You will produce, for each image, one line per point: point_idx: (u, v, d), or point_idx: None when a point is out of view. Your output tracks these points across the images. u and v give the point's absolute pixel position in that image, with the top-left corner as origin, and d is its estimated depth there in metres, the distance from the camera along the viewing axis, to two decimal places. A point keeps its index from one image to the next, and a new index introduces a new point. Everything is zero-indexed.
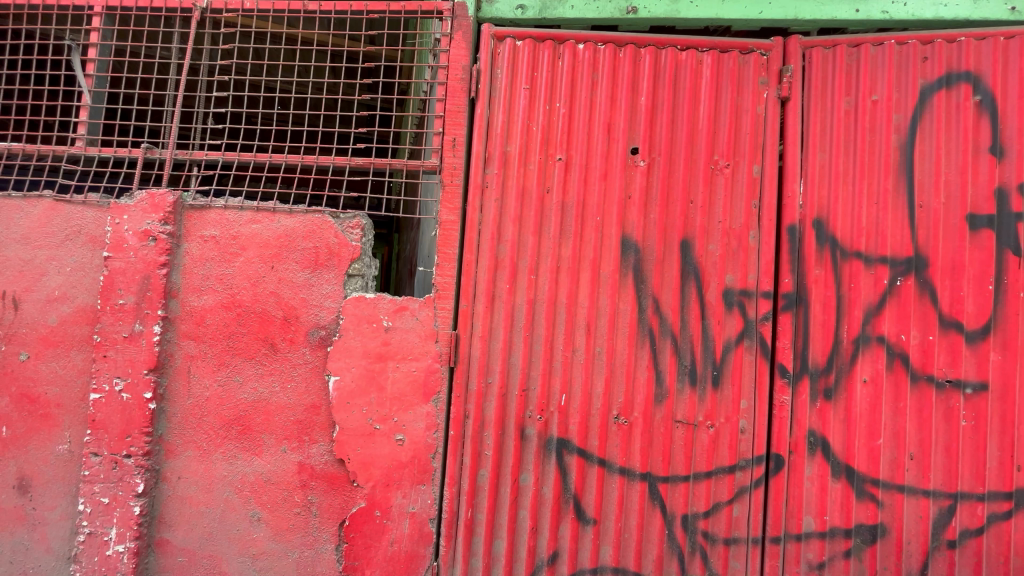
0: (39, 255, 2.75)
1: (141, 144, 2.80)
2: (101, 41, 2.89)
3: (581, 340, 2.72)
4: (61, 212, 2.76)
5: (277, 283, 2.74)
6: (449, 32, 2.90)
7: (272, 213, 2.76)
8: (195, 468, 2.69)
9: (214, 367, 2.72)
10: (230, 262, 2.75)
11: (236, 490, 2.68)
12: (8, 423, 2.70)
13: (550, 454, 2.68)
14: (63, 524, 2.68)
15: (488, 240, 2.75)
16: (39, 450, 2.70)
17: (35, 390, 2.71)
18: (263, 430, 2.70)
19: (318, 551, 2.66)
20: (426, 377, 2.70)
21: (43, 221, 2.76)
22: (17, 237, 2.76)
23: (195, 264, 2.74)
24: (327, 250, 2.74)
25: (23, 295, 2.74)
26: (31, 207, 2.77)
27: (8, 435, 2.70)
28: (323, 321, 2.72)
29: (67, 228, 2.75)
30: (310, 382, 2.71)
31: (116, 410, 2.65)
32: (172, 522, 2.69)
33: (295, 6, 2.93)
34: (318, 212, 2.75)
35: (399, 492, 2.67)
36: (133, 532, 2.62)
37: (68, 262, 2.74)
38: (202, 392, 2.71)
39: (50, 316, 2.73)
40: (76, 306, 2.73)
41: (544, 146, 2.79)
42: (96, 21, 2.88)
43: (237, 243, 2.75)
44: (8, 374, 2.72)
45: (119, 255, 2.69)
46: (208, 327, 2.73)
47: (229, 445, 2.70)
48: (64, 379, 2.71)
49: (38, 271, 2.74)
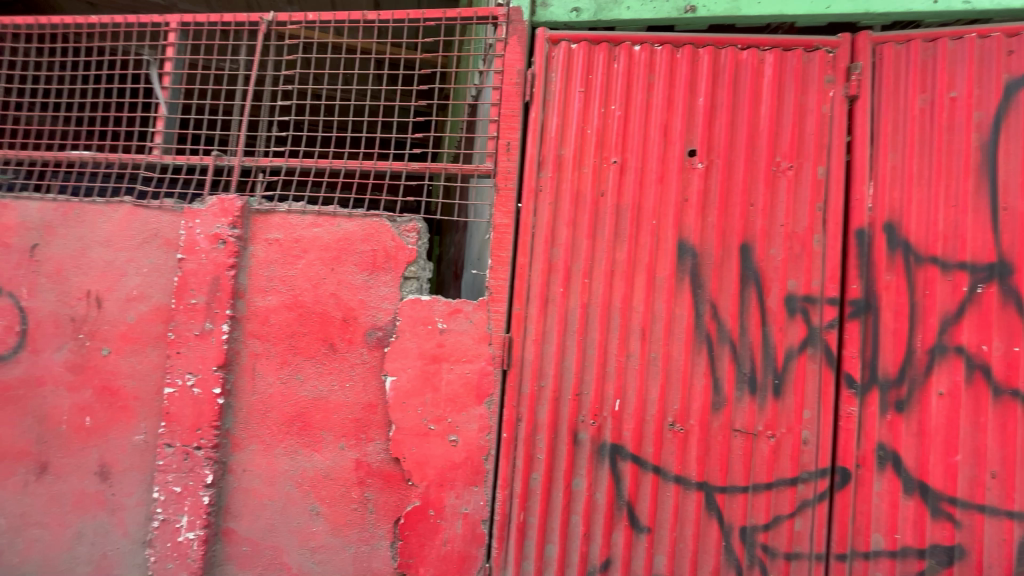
0: (119, 256, 2.93)
1: (211, 151, 2.92)
2: (176, 55, 3.07)
3: (635, 345, 2.68)
4: (139, 216, 2.93)
5: (337, 284, 2.82)
6: (504, 37, 2.93)
7: (332, 217, 2.85)
8: (259, 461, 2.80)
9: (277, 365, 2.82)
10: (292, 264, 2.85)
11: (297, 484, 2.78)
12: (90, 413, 2.89)
13: (603, 460, 2.66)
14: (139, 509, 2.84)
15: (542, 244, 2.75)
16: (118, 440, 2.87)
17: (115, 383, 2.89)
18: (322, 427, 2.79)
19: (373, 548, 2.73)
20: (479, 380, 2.73)
21: (123, 225, 2.94)
22: (99, 240, 2.94)
23: (259, 266, 2.86)
24: (384, 253, 2.81)
25: (105, 294, 2.92)
26: (113, 212, 2.95)
27: (90, 425, 2.89)
28: (380, 322, 2.79)
29: (145, 231, 2.92)
30: (367, 382, 2.78)
31: (188, 404, 2.79)
32: (237, 512, 2.80)
33: (355, 16, 3.00)
34: (376, 216, 2.82)
35: (453, 492, 2.71)
36: (202, 520, 2.74)
37: (145, 263, 2.91)
38: (266, 389, 2.82)
39: (129, 314, 2.90)
40: (153, 305, 2.89)
41: (599, 149, 2.77)
42: (172, 37, 3.05)
43: (299, 246, 2.85)
44: (90, 369, 2.90)
45: (192, 257, 2.83)
46: (271, 326, 2.84)
47: (290, 440, 2.80)
48: (141, 373, 2.88)
49: (118, 271, 2.92)
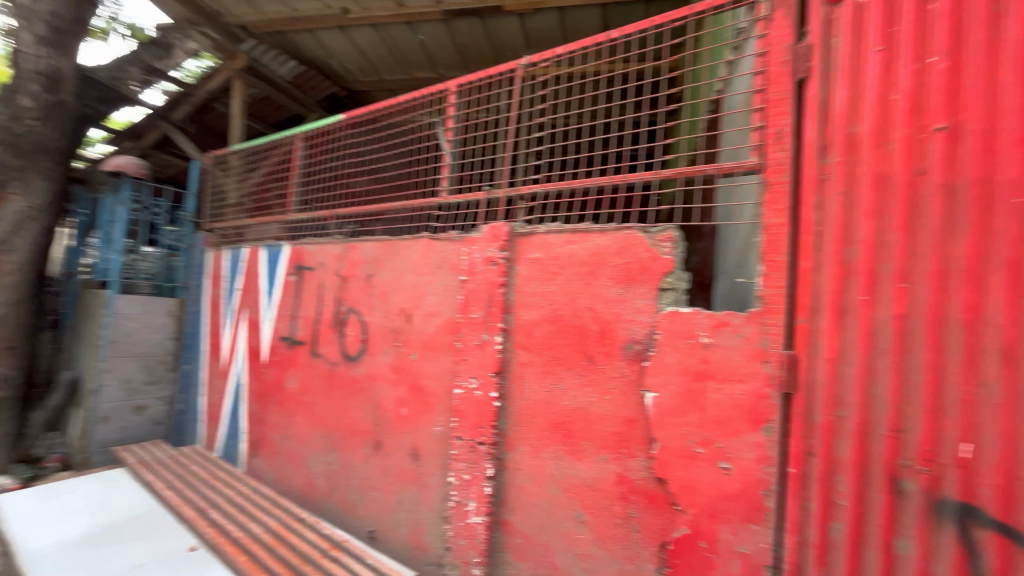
0: (422, 280, 3.59)
1: (483, 186, 3.43)
2: (456, 113, 3.68)
3: (994, 370, 1.91)
4: (435, 248, 3.55)
5: (593, 299, 2.91)
6: (765, 15, 2.62)
7: (586, 233, 2.97)
8: (529, 463, 3.06)
9: (541, 374, 3.06)
10: (552, 281, 3.07)
11: (563, 489, 2.93)
12: (405, 405, 3.57)
13: (945, 521, 1.96)
14: (439, 489, 3.37)
15: (832, 244, 2.29)
16: (424, 429, 3.48)
17: (422, 382, 3.52)
18: (584, 436, 2.88)
19: (639, 569, 2.65)
20: (754, 402, 2.41)
21: (423, 256, 3.61)
22: (409, 267, 3.66)
23: (524, 284, 3.16)
24: (639, 265, 2.77)
25: (413, 310, 3.61)
26: (416, 245, 3.65)
27: (405, 415, 3.58)
28: (637, 335, 2.75)
29: (439, 259, 3.53)
30: (627, 396, 2.76)
31: (472, 405, 3.24)
32: (513, 506, 3.10)
33: (600, 39, 3.07)
34: (629, 229, 2.81)
35: (727, 527, 2.43)
36: (486, 508, 3.12)
37: (440, 285, 3.51)
38: (532, 396, 3.08)
39: (429, 326, 3.52)
40: (445, 319, 3.45)
41: (914, 117, 2.13)
42: (452, 99, 3.68)
43: (557, 263, 3.05)
44: (405, 369, 3.60)
45: (472, 278, 3.32)
46: (535, 338, 3.09)
47: (555, 446, 2.97)
48: (438, 375, 3.45)
49: (422, 292, 3.59)
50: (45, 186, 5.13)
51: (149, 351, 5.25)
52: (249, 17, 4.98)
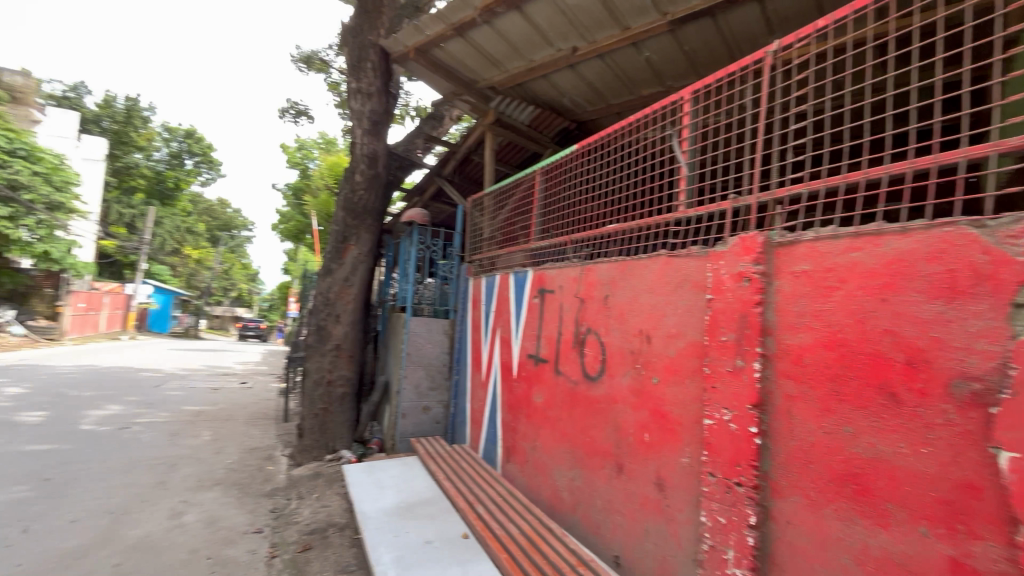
0: (660, 300, 3.23)
1: (728, 195, 2.90)
2: (692, 121, 3.34)
3: None
4: (674, 265, 3.17)
5: (894, 318, 2.02)
6: None
7: (878, 235, 2.12)
8: (805, 518, 2.28)
9: (818, 411, 2.25)
10: (827, 297, 2.26)
11: (860, 562, 2.07)
12: (648, 431, 3.19)
13: None
14: (689, 527, 2.84)
15: None
16: (669, 459, 3.02)
17: (665, 408, 3.08)
18: (891, 498, 1.99)
19: None
20: None
21: (661, 275, 3.26)
22: (646, 287, 3.37)
23: (788, 301, 2.43)
24: (967, 271, 1.83)
25: (653, 332, 3.25)
26: (653, 263, 3.34)
27: (648, 441, 3.19)
28: (974, 369, 1.79)
29: (679, 276, 3.12)
30: (958, 451, 1.82)
31: (726, 438, 2.57)
32: (786, 568, 2.34)
33: None
34: (949, 223, 1.90)
35: None
36: (749, 562, 2.41)
37: (681, 304, 3.07)
38: (807, 436, 2.29)
39: (671, 348, 3.10)
40: (688, 341, 2.98)
41: None
42: (687, 107, 3.36)
43: (835, 275, 2.25)
44: (646, 394, 3.25)
45: (719, 297, 2.72)
46: (807, 367, 2.31)
47: (846, 505, 2.13)
48: (682, 401, 2.97)
49: (661, 312, 3.22)
50: (370, 238, 6.97)
51: (431, 362, 6.46)
52: (496, 78, 5.80)
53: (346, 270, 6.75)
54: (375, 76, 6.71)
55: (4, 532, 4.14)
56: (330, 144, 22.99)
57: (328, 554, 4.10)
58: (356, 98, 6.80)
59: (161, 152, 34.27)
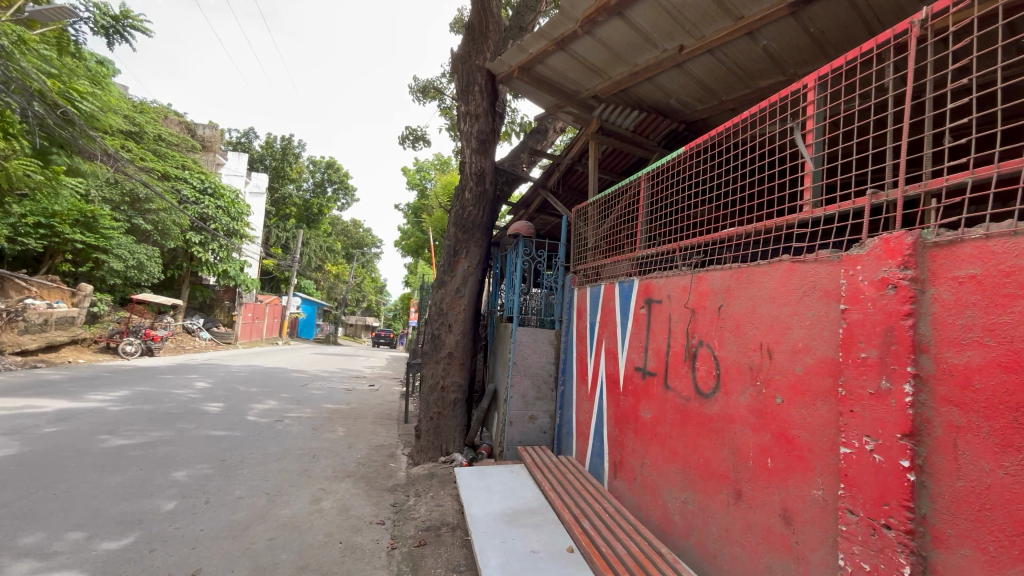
0: (783, 311, 2.92)
1: (866, 190, 2.52)
2: (818, 110, 2.96)
3: None
4: (799, 271, 2.84)
5: None
6: None
7: None
8: None
9: (996, 447, 1.84)
10: (1005, 308, 1.85)
11: None
12: (771, 456, 2.88)
13: None
14: (825, 571, 2.48)
15: None
16: (797, 489, 2.68)
17: (791, 432, 2.76)
18: None
19: None
20: None
21: (783, 283, 2.94)
22: (767, 297, 3.06)
23: (949, 313, 2.03)
24: None
25: (775, 346, 2.94)
26: (774, 270, 3.03)
27: (771, 467, 2.87)
28: None
29: (805, 284, 2.78)
30: None
31: (869, 471, 2.22)
32: None
33: None
34: None
35: None
36: None
37: (808, 315, 2.74)
38: (980, 476, 1.88)
39: (797, 364, 2.77)
40: (818, 357, 2.64)
41: None
42: (812, 95, 2.99)
43: (1015, 280, 1.83)
44: (768, 415, 2.93)
45: (855, 308, 2.37)
46: (978, 393, 1.90)
47: None
48: (813, 425, 2.64)
49: (784, 324, 2.90)
50: (478, 251, 7.32)
51: (538, 371, 6.55)
52: (599, 86, 5.75)
53: (457, 281, 7.15)
54: (482, 97, 7.08)
55: (193, 500, 5.07)
56: (445, 164, 24.60)
57: (441, 552, 4.35)
58: (465, 120, 7.24)
59: (308, 183, 39.66)
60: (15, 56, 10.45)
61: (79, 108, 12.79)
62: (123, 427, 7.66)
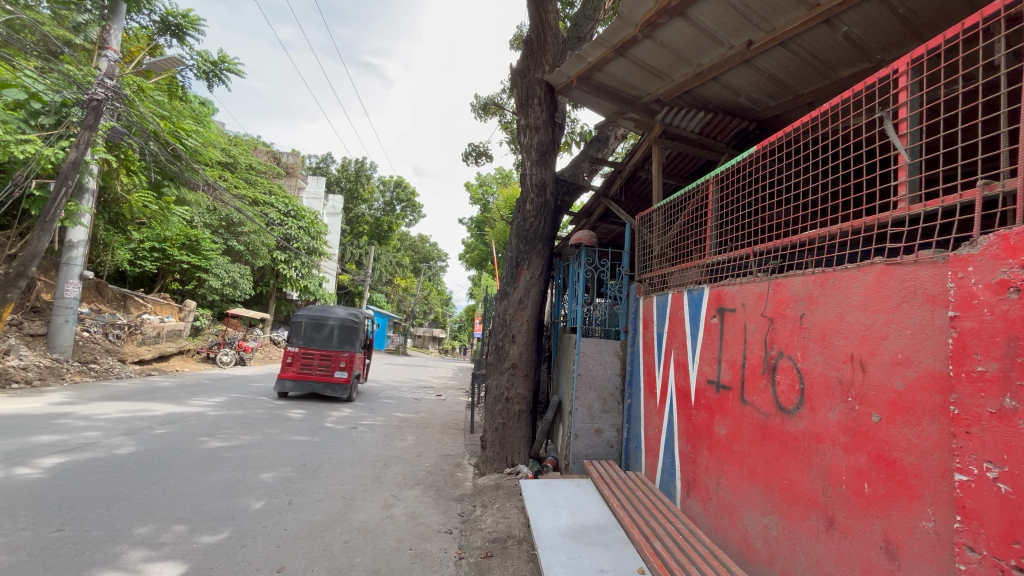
0: (878, 319, 2.64)
1: (975, 181, 2.24)
2: (913, 96, 2.69)
3: None
4: (894, 275, 2.57)
5: None
6: None
7: None
8: None
9: None
10: None
11: None
12: (869, 481, 2.59)
13: None
14: None
15: None
16: (902, 520, 2.39)
17: (892, 454, 2.48)
18: None
19: None
20: None
21: (876, 288, 2.67)
22: (857, 304, 2.78)
23: None
24: None
25: (869, 358, 2.67)
26: (865, 275, 2.76)
27: (870, 493, 2.59)
28: None
29: (903, 289, 2.50)
30: None
31: (995, 503, 1.92)
32: None
33: None
34: None
35: None
36: None
37: (909, 324, 2.46)
38: None
39: (897, 380, 2.49)
40: (923, 371, 2.36)
41: None
42: (905, 81, 2.72)
43: None
44: (863, 434, 2.65)
45: (967, 314, 2.09)
46: None
47: None
48: (919, 449, 2.34)
49: (879, 334, 2.62)
50: (540, 261, 7.33)
51: (603, 384, 6.38)
52: (662, 89, 5.59)
53: (520, 293, 7.17)
54: (542, 109, 7.13)
55: (278, 501, 5.44)
56: (505, 178, 25.05)
57: (507, 565, 4.33)
58: (525, 133, 7.33)
59: (378, 202, 41.96)
60: (135, 104, 11.92)
61: (186, 144, 14.30)
62: (220, 431, 8.40)
